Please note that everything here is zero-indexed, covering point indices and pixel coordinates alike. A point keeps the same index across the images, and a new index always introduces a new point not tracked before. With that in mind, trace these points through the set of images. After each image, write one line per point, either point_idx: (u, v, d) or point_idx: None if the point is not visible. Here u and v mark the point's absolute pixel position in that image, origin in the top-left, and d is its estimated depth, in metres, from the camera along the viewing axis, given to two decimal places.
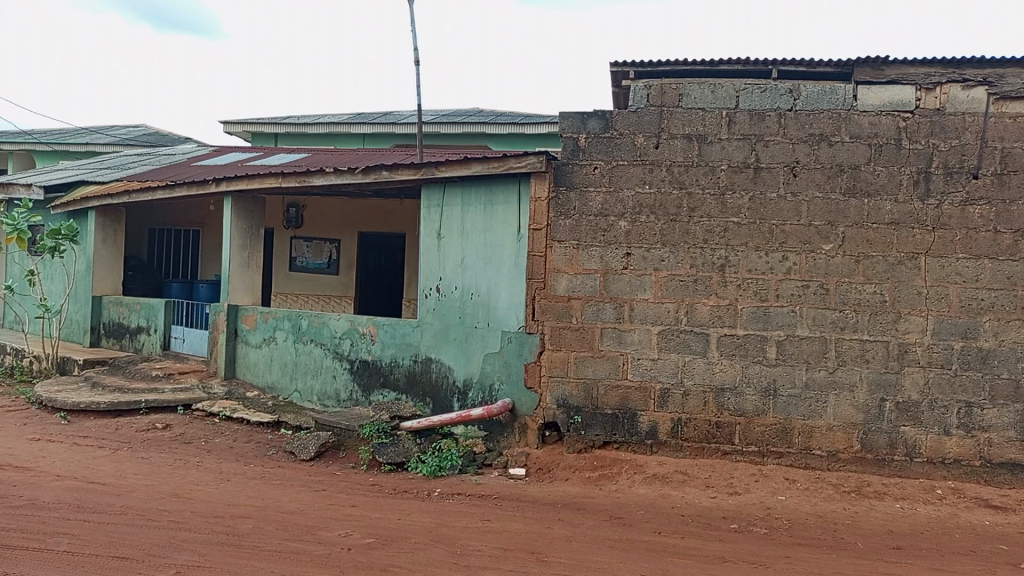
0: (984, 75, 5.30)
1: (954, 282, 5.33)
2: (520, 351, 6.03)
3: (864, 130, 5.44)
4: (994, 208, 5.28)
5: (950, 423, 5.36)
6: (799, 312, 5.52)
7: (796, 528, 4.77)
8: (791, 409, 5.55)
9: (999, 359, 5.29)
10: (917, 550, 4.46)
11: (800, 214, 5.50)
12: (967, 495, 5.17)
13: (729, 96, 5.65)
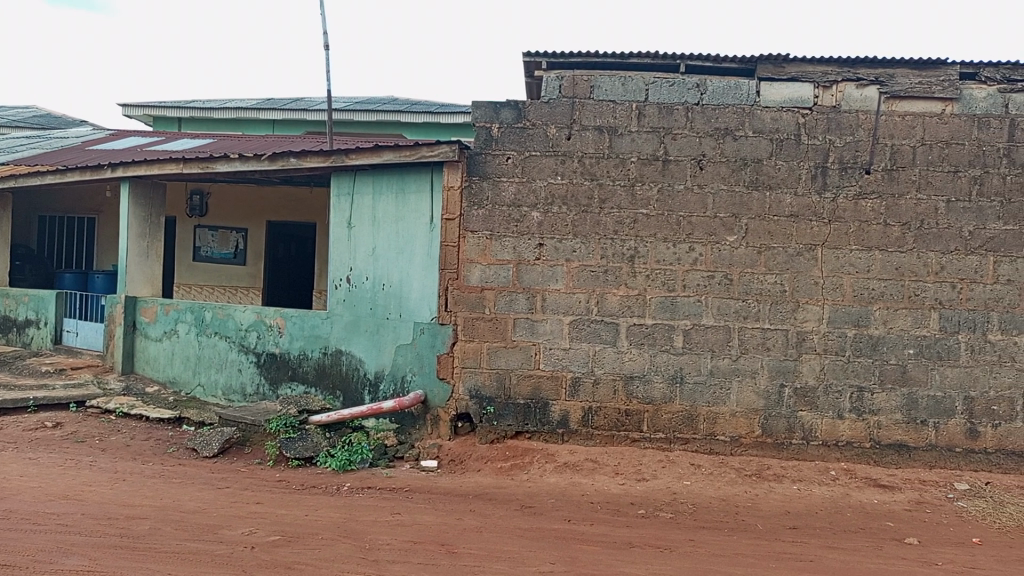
0: (876, 75, 5.54)
1: (847, 273, 5.56)
2: (432, 343, 5.96)
3: (766, 125, 5.60)
4: (885, 202, 5.53)
5: (843, 407, 5.61)
6: (704, 302, 5.65)
7: (700, 511, 4.90)
8: (696, 396, 5.69)
9: (888, 345, 5.56)
10: (813, 529, 4.65)
11: (706, 206, 5.63)
12: (858, 476, 5.43)
13: (639, 89, 5.71)
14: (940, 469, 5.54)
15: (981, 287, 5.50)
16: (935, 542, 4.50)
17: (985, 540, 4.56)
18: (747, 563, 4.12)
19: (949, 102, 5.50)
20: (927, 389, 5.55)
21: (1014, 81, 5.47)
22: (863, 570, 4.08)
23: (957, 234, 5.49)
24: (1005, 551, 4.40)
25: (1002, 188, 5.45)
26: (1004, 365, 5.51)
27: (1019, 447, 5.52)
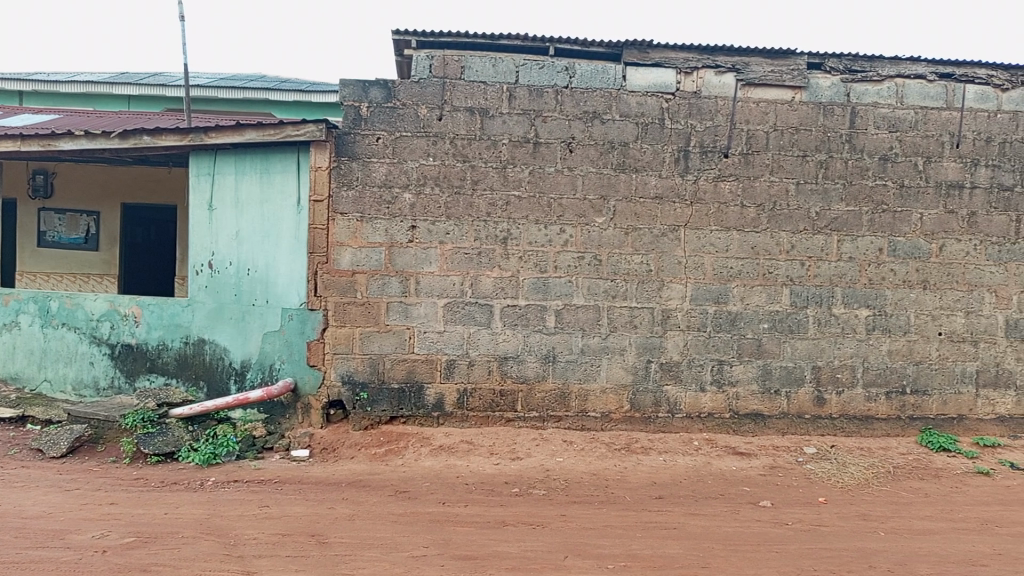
0: (733, 63, 5.77)
1: (708, 252, 5.81)
2: (301, 329, 5.75)
3: (632, 109, 5.72)
4: (741, 184, 5.80)
5: (704, 380, 5.87)
6: (575, 282, 5.75)
7: (572, 487, 5.00)
8: (568, 374, 5.79)
9: (745, 321, 5.86)
10: (676, 497, 4.85)
11: (576, 188, 5.71)
12: (719, 445, 5.71)
13: (509, 71, 5.68)
14: (792, 434, 5.91)
15: (827, 265, 5.87)
16: (786, 504, 4.80)
17: (829, 499, 4.90)
18: (615, 535, 4.24)
19: (798, 90, 5.81)
20: (780, 360, 5.90)
21: (855, 72, 5.82)
22: (722, 534, 4.29)
23: (806, 215, 5.83)
24: (846, 509, 4.75)
25: (844, 172, 5.83)
26: (847, 336, 5.92)
27: (860, 412, 5.97)
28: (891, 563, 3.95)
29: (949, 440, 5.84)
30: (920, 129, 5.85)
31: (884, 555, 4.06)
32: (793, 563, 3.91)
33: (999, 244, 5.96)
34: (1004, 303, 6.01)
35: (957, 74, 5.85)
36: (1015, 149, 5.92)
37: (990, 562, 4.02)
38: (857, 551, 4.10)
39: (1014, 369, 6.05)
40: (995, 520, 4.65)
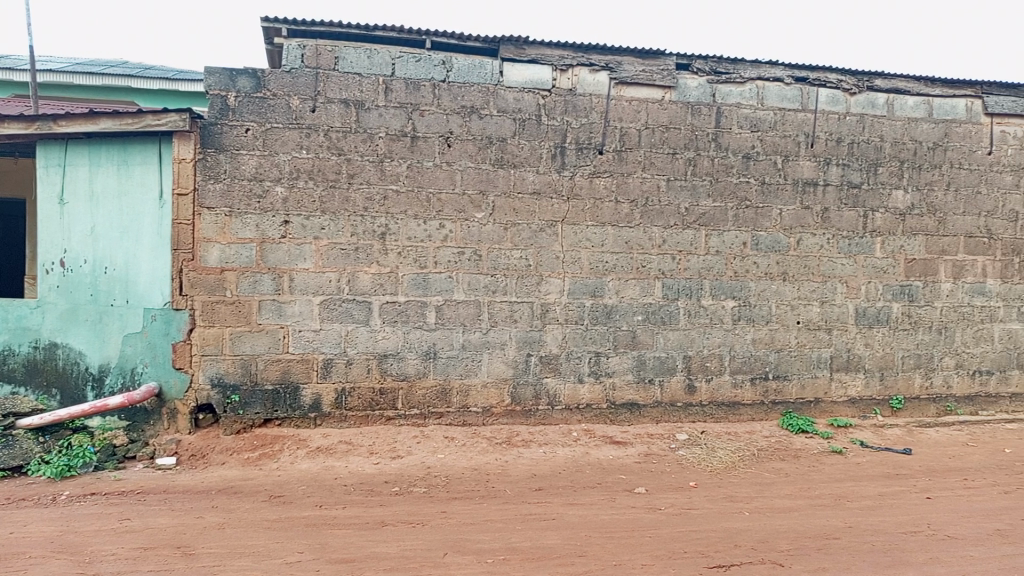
0: (606, 61, 5.88)
1: (584, 247, 5.91)
2: (166, 330, 5.40)
3: (509, 104, 5.74)
4: (615, 180, 5.93)
5: (583, 371, 5.98)
6: (455, 278, 5.71)
7: (452, 483, 4.96)
8: (449, 370, 5.76)
9: (621, 313, 6.02)
10: (556, 489, 4.92)
11: (454, 183, 5.67)
12: (597, 435, 5.83)
13: (385, 63, 5.55)
14: (665, 422, 6.12)
15: (696, 258, 6.11)
16: (660, 490, 4.96)
17: (699, 484, 5.10)
18: (494, 529, 4.24)
19: (668, 90, 5.99)
20: (653, 351, 6.09)
21: (720, 73, 6.06)
22: (599, 522, 4.38)
23: (676, 211, 6.05)
24: (715, 491, 4.97)
25: (711, 169, 6.08)
26: (715, 327, 6.19)
27: (727, 398, 6.26)
28: (754, 541, 4.15)
29: (807, 422, 6.21)
30: (779, 129, 6.18)
31: (748, 534, 4.26)
32: (665, 546, 4.04)
33: (849, 238, 6.39)
34: (854, 293, 6.45)
35: (812, 77, 6.21)
36: (862, 150, 6.35)
37: (842, 535, 4.31)
38: (724, 532, 4.28)
39: (863, 354, 6.50)
40: (846, 495, 4.98)
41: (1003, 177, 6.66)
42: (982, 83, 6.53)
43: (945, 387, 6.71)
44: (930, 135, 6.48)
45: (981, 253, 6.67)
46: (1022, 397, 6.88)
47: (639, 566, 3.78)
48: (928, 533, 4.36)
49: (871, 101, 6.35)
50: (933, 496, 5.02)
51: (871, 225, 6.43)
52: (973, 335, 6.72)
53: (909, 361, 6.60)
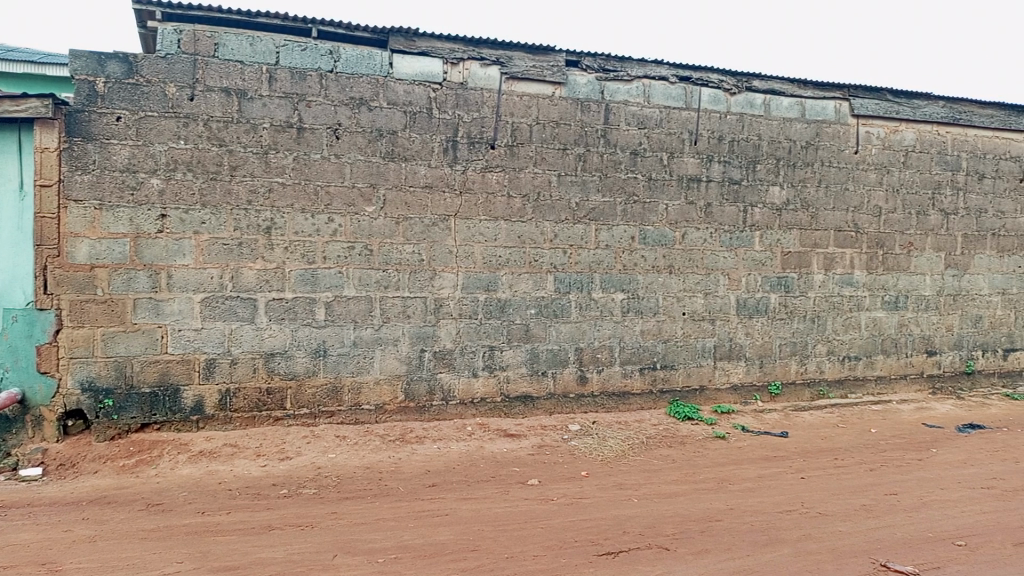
0: (497, 56, 5.86)
1: (477, 241, 5.90)
2: (28, 331, 4.96)
3: (399, 97, 5.63)
4: (507, 174, 5.94)
5: (476, 366, 5.97)
6: (345, 273, 5.56)
7: (343, 483, 4.80)
8: (340, 368, 5.61)
9: (514, 307, 6.04)
10: (449, 484, 4.86)
11: (344, 176, 5.50)
12: (491, 429, 5.83)
13: (268, 51, 5.32)
14: (558, 414, 6.20)
15: (586, 252, 6.21)
16: (552, 481, 5.00)
17: (591, 473, 5.18)
18: (386, 527, 4.15)
19: (558, 86, 6.03)
20: (546, 344, 6.15)
21: (608, 71, 6.16)
22: (492, 516, 4.37)
23: (567, 206, 6.12)
24: (605, 480, 5.06)
25: (600, 165, 6.19)
26: (605, 319, 6.31)
27: (618, 388, 6.40)
28: (642, 527, 4.26)
29: (692, 410, 6.45)
30: (665, 126, 6.35)
31: (637, 520, 4.36)
32: (557, 537, 4.08)
33: (730, 232, 6.65)
34: (735, 285, 6.72)
35: (695, 77, 6.41)
36: (741, 147, 6.62)
37: (724, 517, 4.48)
38: (614, 519, 4.37)
39: (744, 343, 6.79)
40: (728, 479, 5.18)
41: (868, 174, 7.10)
42: (849, 87, 6.93)
43: (818, 372, 7.10)
44: (803, 134, 6.83)
45: (849, 246, 7.09)
46: (886, 379, 7.37)
47: (531, 557, 3.80)
48: (802, 512, 4.60)
49: (749, 101, 6.62)
50: (807, 476, 5.30)
51: (750, 220, 6.71)
52: (843, 323, 7.14)
53: (786, 349, 6.95)
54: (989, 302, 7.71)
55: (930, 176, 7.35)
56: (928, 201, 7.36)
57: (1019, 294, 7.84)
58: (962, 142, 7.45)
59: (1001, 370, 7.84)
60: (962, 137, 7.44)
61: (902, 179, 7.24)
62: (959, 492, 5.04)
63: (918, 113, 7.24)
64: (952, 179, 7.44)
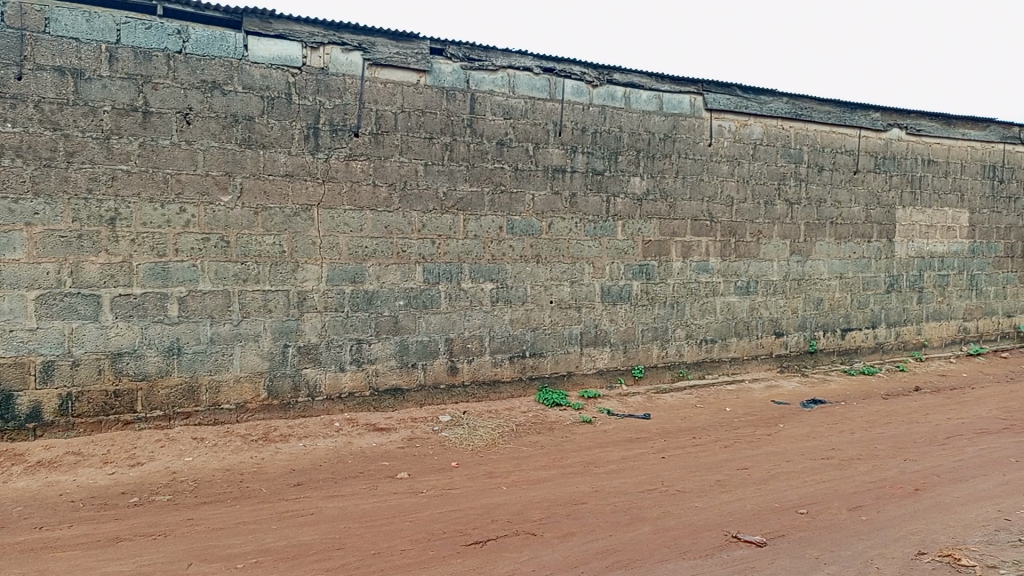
0: (359, 41, 5.65)
1: (342, 232, 5.68)
2: None
3: (256, 81, 5.31)
4: (372, 163, 5.76)
5: (344, 360, 5.77)
6: (200, 266, 5.21)
7: (201, 487, 4.48)
8: (196, 367, 5.25)
9: (382, 299, 5.88)
10: (315, 482, 4.65)
11: (196, 163, 5.14)
12: (360, 423, 5.64)
13: (108, 28, 4.86)
14: (429, 405, 6.11)
15: (455, 242, 6.15)
16: (422, 473, 4.93)
17: (461, 463, 5.15)
18: (246, 531, 3.93)
19: (423, 74, 5.91)
20: (415, 335, 6.04)
21: (473, 60, 6.10)
22: (359, 512, 4.25)
23: (434, 195, 6.03)
24: (475, 469, 5.05)
25: (466, 154, 6.13)
26: (474, 308, 6.29)
27: (488, 377, 6.40)
28: (510, 514, 4.29)
29: (561, 396, 6.57)
30: (530, 117, 6.39)
31: (505, 508, 4.39)
32: (424, 529, 4.03)
33: (594, 222, 6.81)
34: (600, 273, 6.89)
35: (558, 69, 6.48)
36: (604, 139, 6.78)
37: (589, 499, 4.59)
38: (483, 508, 4.37)
39: (609, 329, 6.98)
40: (594, 462, 5.32)
41: (721, 166, 7.47)
42: (703, 82, 7.24)
43: (678, 355, 7.42)
44: (661, 127, 7.08)
45: (704, 234, 7.44)
46: (739, 360, 7.80)
47: (398, 552, 3.73)
48: (662, 490, 4.79)
49: (611, 93, 6.78)
50: (667, 456, 5.53)
51: (613, 209, 6.90)
52: (700, 307, 7.49)
53: (648, 334, 7.21)
54: (828, 286, 8.30)
55: (776, 168, 7.82)
56: (775, 191, 7.83)
57: (854, 278, 8.49)
58: (803, 137, 7.96)
59: (840, 349, 8.47)
60: (804, 131, 7.96)
61: (751, 171, 7.67)
62: (802, 463, 5.40)
63: (765, 109, 7.66)
64: (796, 171, 7.95)
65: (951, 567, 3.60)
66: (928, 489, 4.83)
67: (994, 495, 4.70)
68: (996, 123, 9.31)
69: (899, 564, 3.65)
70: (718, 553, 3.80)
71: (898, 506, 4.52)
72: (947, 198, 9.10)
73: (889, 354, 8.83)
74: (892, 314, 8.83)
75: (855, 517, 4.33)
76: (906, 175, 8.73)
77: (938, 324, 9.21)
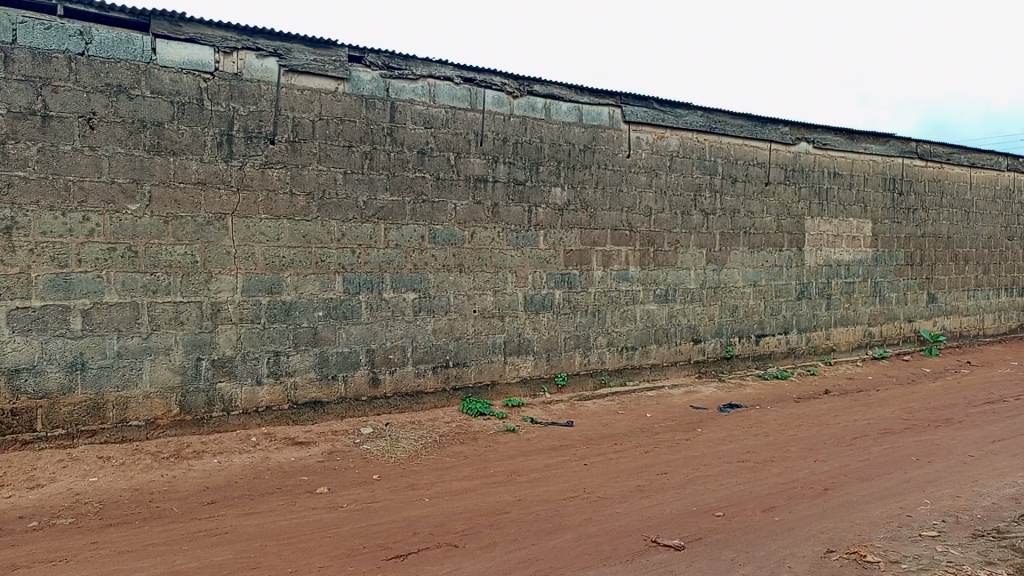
0: (275, 47, 5.52)
1: (258, 241, 5.50)
2: None
3: (165, 86, 5.12)
4: (289, 171, 5.61)
5: (260, 373, 5.56)
6: (105, 277, 4.96)
7: (107, 508, 4.24)
8: (102, 383, 4.99)
9: (300, 309, 5.71)
10: (230, 500, 4.47)
11: (101, 170, 4.92)
12: (277, 438, 5.45)
13: (4, 28, 4.62)
14: (350, 418, 5.96)
15: (376, 252, 6.04)
16: (342, 487, 4.80)
17: (383, 475, 5.05)
18: (155, 553, 3.74)
19: (341, 81, 5.82)
20: (335, 347, 5.88)
21: (393, 69, 6.05)
22: (275, 529, 4.10)
23: (354, 204, 5.91)
24: (397, 481, 4.96)
25: (387, 163, 6.05)
26: (397, 319, 6.19)
27: (411, 388, 6.30)
28: (432, 527, 4.24)
29: (485, 405, 6.54)
30: (451, 126, 6.37)
31: (427, 520, 4.33)
32: (344, 545, 3.93)
33: (516, 231, 6.83)
34: (522, 282, 6.92)
35: (478, 79, 6.49)
36: (525, 150, 6.83)
37: (512, 509, 4.58)
38: (404, 521, 4.30)
39: (532, 338, 7.00)
40: (517, 471, 5.31)
41: (639, 177, 7.62)
42: (621, 94, 7.38)
43: (600, 362, 7.51)
44: (581, 138, 7.18)
45: (624, 244, 7.57)
46: (659, 366, 7.96)
47: (316, 569, 3.63)
48: (584, 498, 4.82)
49: (531, 104, 6.83)
50: (589, 463, 5.57)
51: (535, 219, 6.94)
52: (621, 315, 7.61)
53: (570, 342, 7.27)
54: (743, 294, 8.57)
55: (692, 179, 8.04)
56: (691, 202, 8.05)
57: (768, 286, 8.78)
58: (718, 149, 8.22)
59: (755, 354, 8.74)
60: (718, 144, 8.21)
61: (668, 182, 7.85)
62: (719, 466, 5.54)
63: (681, 122, 7.87)
64: (711, 182, 8.19)
65: (857, 563, 3.73)
66: (836, 489, 5.02)
67: (897, 492, 4.93)
68: (895, 138, 9.84)
69: (809, 562, 3.77)
70: (638, 558, 3.85)
71: (809, 506, 4.68)
72: (852, 209, 9.53)
73: (801, 359, 9.17)
74: (803, 320, 9.17)
75: (768, 518, 4.45)
76: (814, 187, 9.10)
77: (845, 330, 9.61)
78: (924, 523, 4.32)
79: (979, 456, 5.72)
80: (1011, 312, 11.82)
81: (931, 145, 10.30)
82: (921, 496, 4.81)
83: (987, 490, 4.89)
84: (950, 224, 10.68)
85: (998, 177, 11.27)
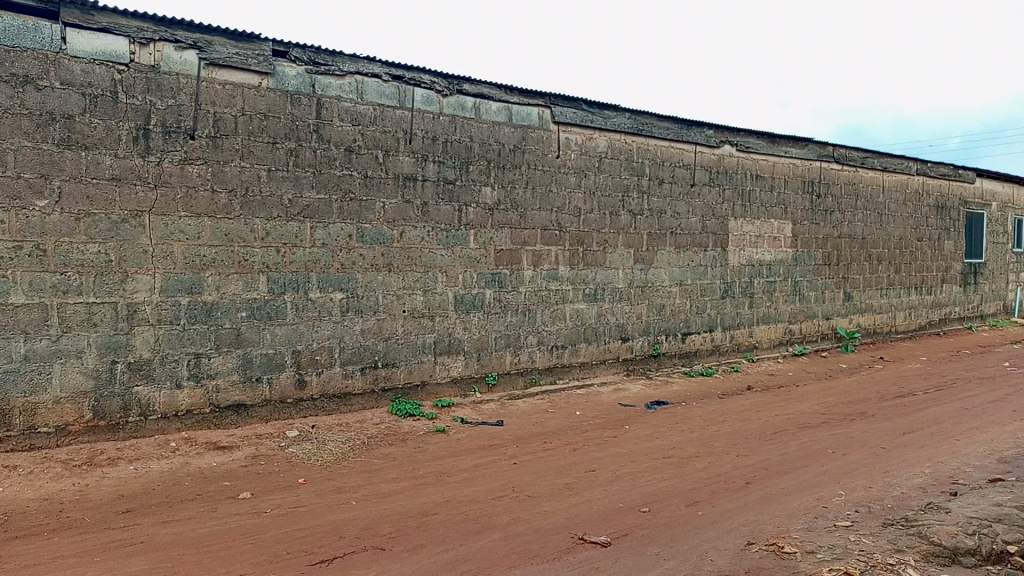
0: (194, 39, 5.33)
1: (176, 239, 5.30)
2: None
3: (75, 77, 4.89)
4: (210, 168, 5.42)
5: (180, 376, 5.37)
6: (11, 278, 4.72)
7: (12, 520, 4.03)
8: (8, 388, 4.74)
9: (223, 310, 5.54)
10: (146, 508, 4.30)
11: (5, 165, 4.66)
12: (198, 443, 5.27)
13: None
14: (275, 421, 5.81)
15: (301, 250, 5.90)
16: (266, 492, 4.68)
17: (308, 479, 4.93)
18: (64, 566, 3.56)
19: (265, 76, 5.66)
20: (259, 348, 5.73)
21: (318, 64, 5.92)
22: (195, 537, 3.97)
23: (278, 202, 5.76)
24: (324, 485, 4.86)
25: (313, 160, 5.92)
26: (323, 319, 6.06)
27: (339, 389, 6.18)
28: (358, 530, 4.17)
29: (415, 406, 6.47)
30: (379, 124, 6.28)
31: (354, 523, 4.26)
32: (266, 551, 3.83)
33: (446, 230, 6.78)
34: (452, 281, 6.88)
35: (407, 77, 6.42)
36: (454, 148, 6.78)
37: (440, 510, 4.55)
38: (330, 525, 4.21)
39: (462, 337, 6.97)
40: (446, 471, 5.28)
41: (568, 177, 7.68)
42: (550, 95, 7.44)
43: (530, 362, 7.52)
44: (511, 138, 7.19)
45: (554, 244, 7.62)
46: (588, 365, 8.04)
47: None
48: (512, 497, 4.82)
49: (460, 103, 6.80)
50: (518, 462, 5.58)
51: (465, 218, 6.91)
52: (550, 314, 7.65)
53: (501, 342, 7.26)
54: (670, 292, 8.74)
55: (620, 180, 8.15)
56: (619, 202, 8.16)
57: (693, 284, 8.97)
58: (645, 151, 8.35)
59: (681, 352, 8.93)
60: (645, 146, 8.34)
61: (597, 182, 7.94)
62: (646, 463, 5.63)
63: (609, 123, 7.96)
64: (639, 183, 8.32)
65: (775, 554, 3.84)
66: (757, 482, 5.17)
67: (814, 484, 5.10)
68: (813, 143, 10.20)
69: (730, 555, 3.87)
70: (565, 556, 3.88)
71: (731, 500, 4.80)
72: (773, 210, 9.83)
73: (725, 356, 9.41)
74: (728, 319, 9.42)
75: (693, 512, 4.55)
76: (737, 189, 9.35)
77: (767, 328, 9.91)
78: (838, 514, 4.49)
79: (890, 449, 5.98)
80: (920, 310, 12.40)
81: (846, 149, 10.72)
82: (836, 488, 5.00)
83: (897, 481, 5.12)
84: (864, 226, 11.13)
85: (907, 181, 11.82)
